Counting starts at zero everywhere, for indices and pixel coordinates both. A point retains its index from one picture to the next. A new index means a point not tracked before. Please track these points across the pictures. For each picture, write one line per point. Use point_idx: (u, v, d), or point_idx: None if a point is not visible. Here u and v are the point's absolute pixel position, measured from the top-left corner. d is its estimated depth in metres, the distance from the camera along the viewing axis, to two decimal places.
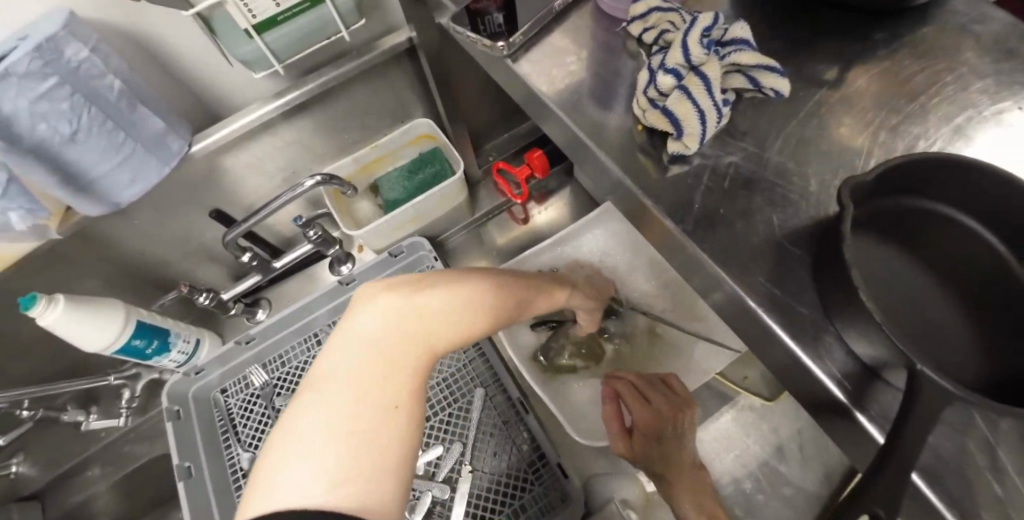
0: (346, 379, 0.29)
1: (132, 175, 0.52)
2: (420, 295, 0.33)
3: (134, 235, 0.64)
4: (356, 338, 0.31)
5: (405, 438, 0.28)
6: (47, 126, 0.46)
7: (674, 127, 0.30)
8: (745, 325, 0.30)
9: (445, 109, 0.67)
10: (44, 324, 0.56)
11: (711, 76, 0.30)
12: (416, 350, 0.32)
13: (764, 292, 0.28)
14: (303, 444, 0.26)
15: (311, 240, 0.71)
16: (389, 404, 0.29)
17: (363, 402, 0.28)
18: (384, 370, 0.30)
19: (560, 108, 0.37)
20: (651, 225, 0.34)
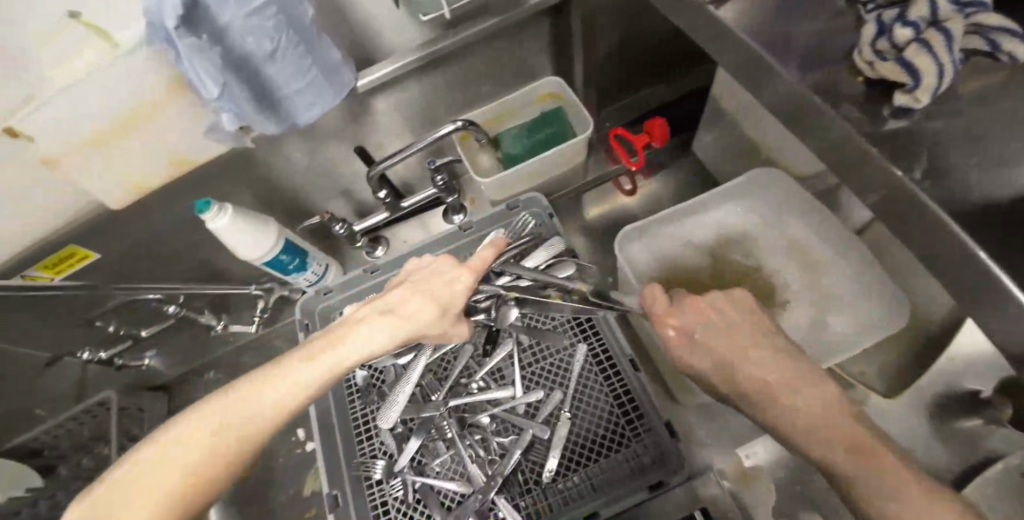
0: (194, 438, 0.36)
1: (311, 99, 0.57)
2: (309, 365, 0.40)
3: (287, 159, 0.70)
4: (224, 416, 0.38)
5: (218, 476, 0.38)
6: (253, 42, 0.50)
7: (910, 78, 0.32)
8: (955, 279, 0.31)
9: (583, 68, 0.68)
10: (212, 227, 0.62)
11: (954, 30, 0.31)
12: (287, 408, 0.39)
13: (993, 244, 0.29)
14: (133, 488, 0.35)
15: (437, 185, 0.75)
16: (215, 455, 0.37)
17: (195, 444, 0.36)
18: (201, 433, 0.37)
19: (764, 56, 0.38)
20: (854, 176, 0.34)
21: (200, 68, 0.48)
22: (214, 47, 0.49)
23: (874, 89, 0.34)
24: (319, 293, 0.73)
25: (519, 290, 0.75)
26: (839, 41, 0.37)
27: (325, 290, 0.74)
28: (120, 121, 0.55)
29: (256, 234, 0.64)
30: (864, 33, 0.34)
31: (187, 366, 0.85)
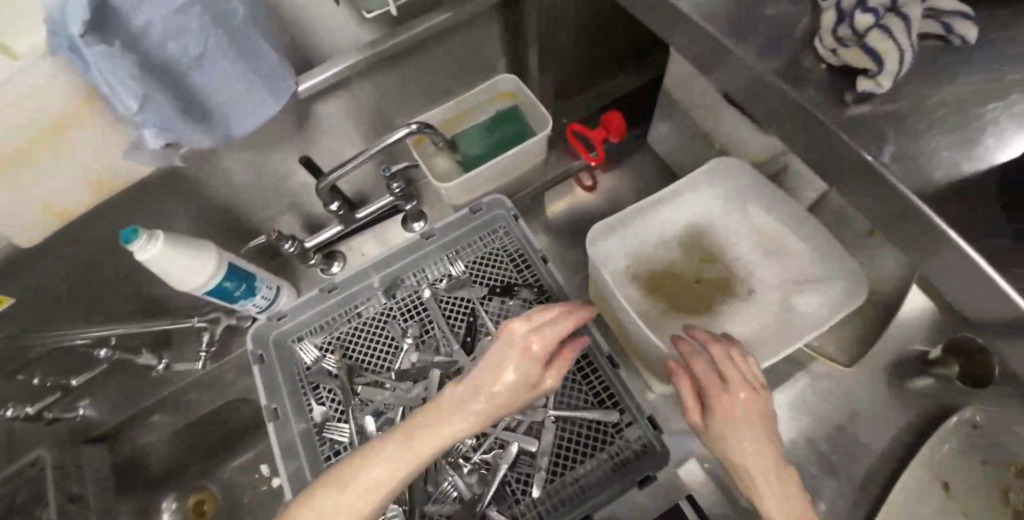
0: None
1: (248, 106, 0.51)
2: (349, 485, 0.41)
3: (227, 177, 0.64)
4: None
5: None
6: (176, 46, 0.44)
7: (874, 63, 0.32)
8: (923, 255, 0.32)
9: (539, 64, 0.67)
10: (144, 259, 0.56)
11: (913, 16, 0.32)
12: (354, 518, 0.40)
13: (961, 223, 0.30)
14: None
15: (394, 194, 0.72)
16: None
17: None
18: None
19: (729, 40, 0.37)
20: (827, 162, 0.35)
21: (116, 78, 0.42)
22: (130, 55, 0.42)
23: (838, 73, 0.35)
24: (272, 318, 0.68)
25: (490, 296, 0.72)
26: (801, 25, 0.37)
27: (279, 314, 0.69)
28: (37, 144, 0.48)
29: (198, 263, 0.60)
30: (825, 21, 0.35)
31: (128, 411, 0.77)
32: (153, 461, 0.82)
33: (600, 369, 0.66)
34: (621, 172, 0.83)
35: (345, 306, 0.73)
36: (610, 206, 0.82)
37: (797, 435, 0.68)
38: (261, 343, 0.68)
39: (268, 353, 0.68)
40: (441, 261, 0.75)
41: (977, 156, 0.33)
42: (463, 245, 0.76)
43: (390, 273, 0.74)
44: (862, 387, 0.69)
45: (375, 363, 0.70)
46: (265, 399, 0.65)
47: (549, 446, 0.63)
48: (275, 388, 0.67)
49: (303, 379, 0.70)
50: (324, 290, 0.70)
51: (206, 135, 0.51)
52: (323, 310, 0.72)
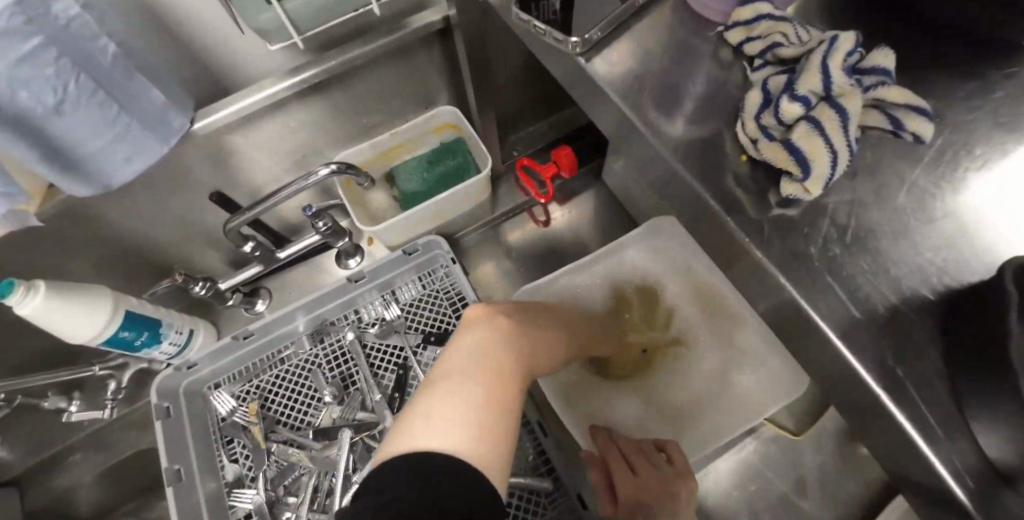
0: (454, 375, 0.36)
1: (128, 153, 0.46)
2: (468, 342, 0.40)
3: (131, 217, 0.58)
4: (456, 364, 0.37)
5: (499, 441, 0.34)
6: (28, 95, 0.39)
7: (799, 168, 0.26)
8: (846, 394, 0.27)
9: (478, 99, 0.61)
10: (21, 313, 0.51)
11: (851, 110, 0.26)
12: (509, 372, 0.38)
13: (882, 368, 0.25)
14: (431, 414, 0.33)
15: (320, 231, 0.65)
16: (469, 398, 0.34)
17: (459, 396, 0.34)
18: (481, 378, 0.36)
19: (643, 125, 0.32)
20: (746, 271, 0.30)
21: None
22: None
23: (761, 169, 0.30)
24: (180, 368, 0.62)
25: (424, 345, 0.67)
26: (725, 106, 0.33)
27: (188, 364, 0.63)
28: None
29: (87, 316, 0.54)
30: (750, 103, 0.29)
31: (36, 457, 0.71)
32: (70, 504, 0.77)
33: (536, 434, 0.60)
34: (576, 208, 0.78)
35: (267, 352, 0.67)
36: (563, 245, 0.77)
37: (746, 509, 0.62)
38: (169, 395, 0.62)
39: (176, 405, 0.63)
40: (374, 304, 0.70)
41: (929, 277, 0.27)
42: (399, 287, 0.70)
43: (318, 316, 0.68)
44: (818, 454, 0.64)
45: (293, 417, 0.66)
46: (166, 459, 0.58)
47: None
48: (183, 443, 0.61)
49: (216, 432, 0.65)
50: (238, 338, 0.64)
51: (80, 183, 0.46)
52: (243, 356, 0.66)
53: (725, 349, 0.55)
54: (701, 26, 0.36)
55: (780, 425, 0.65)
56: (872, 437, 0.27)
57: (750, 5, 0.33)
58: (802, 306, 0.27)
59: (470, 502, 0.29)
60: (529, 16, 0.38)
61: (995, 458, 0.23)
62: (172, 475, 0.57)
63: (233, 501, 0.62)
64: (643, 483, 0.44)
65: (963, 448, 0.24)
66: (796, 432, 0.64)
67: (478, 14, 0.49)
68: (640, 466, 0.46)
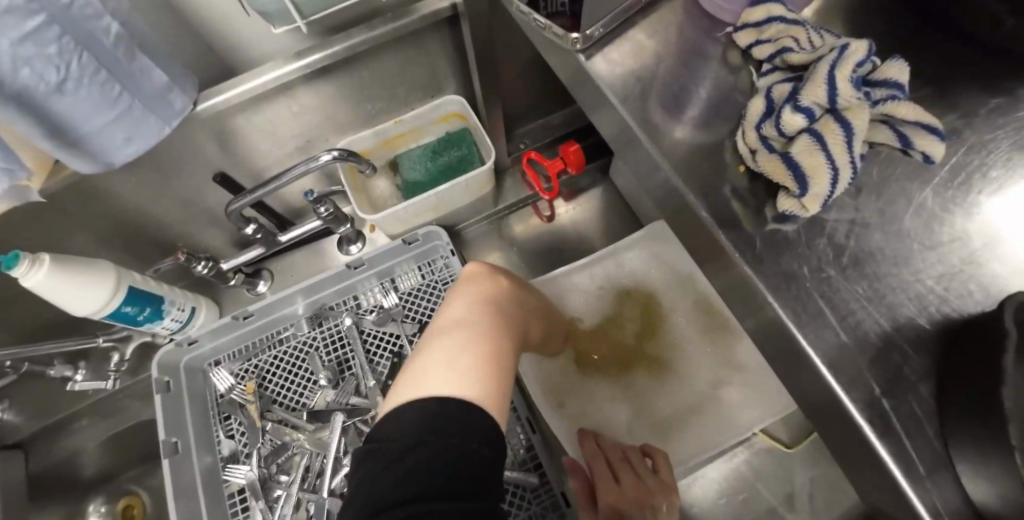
0: (454, 327, 0.40)
1: (127, 133, 0.46)
2: (463, 298, 0.43)
3: (135, 194, 0.59)
4: (455, 318, 0.41)
5: (501, 378, 0.37)
6: (31, 72, 0.39)
7: (798, 184, 0.25)
8: (829, 422, 0.26)
9: (484, 89, 0.60)
10: (27, 284, 0.52)
11: (857, 126, 0.25)
12: (502, 323, 0.42)
13: (869, 399, 0.24)
14: (440, 360, 0.36)
15: (321, 217, 0.65)
16: (470, 343, 0.38)
17: (462, 345, 0.37)
18: (478, 327, 0.39)
19: (640, 129, 0.31)
20: (734, 289, 0.29)
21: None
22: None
23: (759, 182, 0.28)
24: (180, 344, 0.63)
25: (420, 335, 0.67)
26: (727, 113, 0.31)
27: (189, 339, 0.64)
28: None
29: (91, 289, 0.55)
30: (753, 111, 0.28)
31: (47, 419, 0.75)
32: (75, 467, 0.80)
33: (526, 430, 0.60)
34: (581, 204, 0.77)
35: (267, 333, 0.68)
36: (565, 242, 0.76)
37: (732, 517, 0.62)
38: (170, 370, 0.63)
39: (176, 379, 0.64)
40: (373, 291, 0.70)
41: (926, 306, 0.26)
42: (399, 276, 0.70)
43: (316, 301, 0.68)
44: (809, 467, 0.64)
45: (289, 398, 0.67)
46: (163, 431, 0.60)
47: None
48: (181, 417, 0.63)
49: (214, 408, 0.67)
50: (237, 318, 0.65)
51: (81, 158, 0.46)
52: (242, 336, 0.67)
53: (717, 365, 0.55)
54: (709, 27, 0.35)
55: (772, 436, 0.64)
56: (855, 470, 0.26)
57: (763, 6, 0.31)
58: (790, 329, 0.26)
59: (484, 427, 0.33)
60: (533, 10, 0.37)
61: (981, 504, 0.22)
62: (168, 447, 0.58)
63: (227, 475, 0.63)
64: (622, 491, 0.43)
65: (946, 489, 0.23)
66: (786, 444, 0.64)
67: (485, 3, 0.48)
68: (624, 475, 0.45)
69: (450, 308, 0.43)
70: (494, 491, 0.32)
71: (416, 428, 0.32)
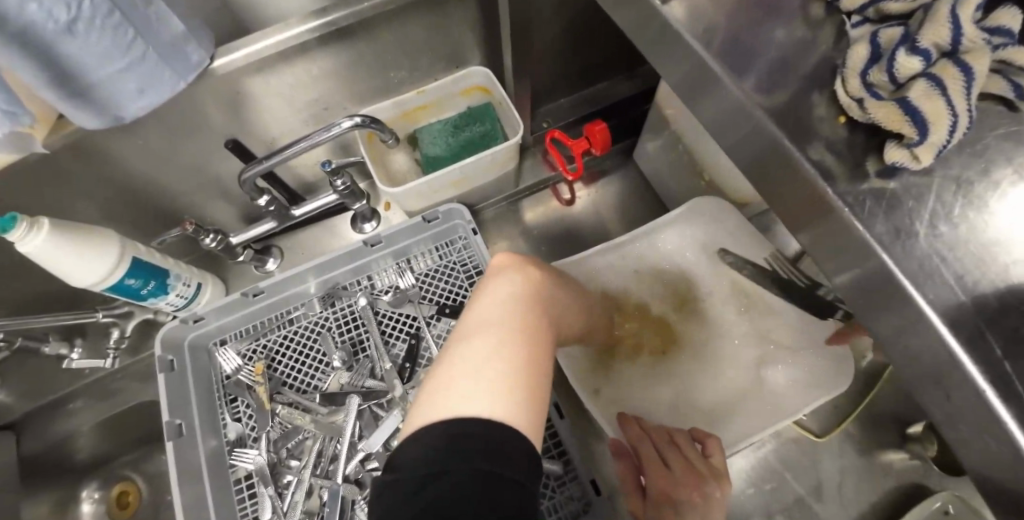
0: (486, 330, 0.36)
1: (140, 84, 0.43)
2: (492, 299, 0.40)
3: (141, 159, 0.56)
4: (485, 318, 0.38)
5: (535, 396, 0.34)
6: (40, 9, 0.35)
7: (914, 132, 0.22)
8: (933, 392, 0.24)
9: (515, 57, 0.57)
10: (24, 250, 0.48)
11: (978, 69, 0.22)
12: (539, 329, 0.38)
13: (992, 367, 0.22)
14: (469, 372, 0.33)
15: (338, 190, 0.62)
16: (503, 353, 0.34)
17: (497, 355, 0.34)
18: (510, 332, 0.36)
19: (717, 77, 0.29)
20: (825, 250, 0.26)
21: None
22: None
23: (856, 134, 0.26)
24: (187, 321, 0.60)
25: (437, 317, 0.64)
26: (812, 63, 0.29)
27: (196, 317, 0.61)
28: None
29: (94, 257, 0.52)
30: (853, 56, 0.25)
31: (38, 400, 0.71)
32: (66, 451, 0.76)
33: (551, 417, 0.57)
34: (603, 186, 0.74)
35: (276, 312, 0.65)
36: (587, 224, 0.73)
37: (759, 508, 0.60)
38: (174, 349, 0.60)
39: (180, 358, 0.60)
40: (388, 271, 0.67)
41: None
42: (416, 256, 0.67)
43: (330, 279, 0.65)
44: (837, 458, 0.62)
45: (299, 380, 0.64)
46: (167, 413, 0.56)
47: None
48: (186, 398, 0.59)
49: (220, 390, 0.63)
50: (246, 295, 0.62)
51: (89, 112, 0.43)
52: (251, 315, 0.64)
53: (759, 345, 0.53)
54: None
55: (801, 425, 0.62)
56: None
57: None
58: (896, 290, 0.23)
59: (515, 459, 0.29)
60: None
61: None
62: (173, 429, 0.55)
63: (233, 460, 0.60)
64: (673, 477, 0.42)
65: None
66: (816, 433, 0.62)
67: None
68: (670, 458, 0.43)
69: (481, 306, 0.40)
70: (529, 516, 0.29)
71: (439, 452, 0.29)
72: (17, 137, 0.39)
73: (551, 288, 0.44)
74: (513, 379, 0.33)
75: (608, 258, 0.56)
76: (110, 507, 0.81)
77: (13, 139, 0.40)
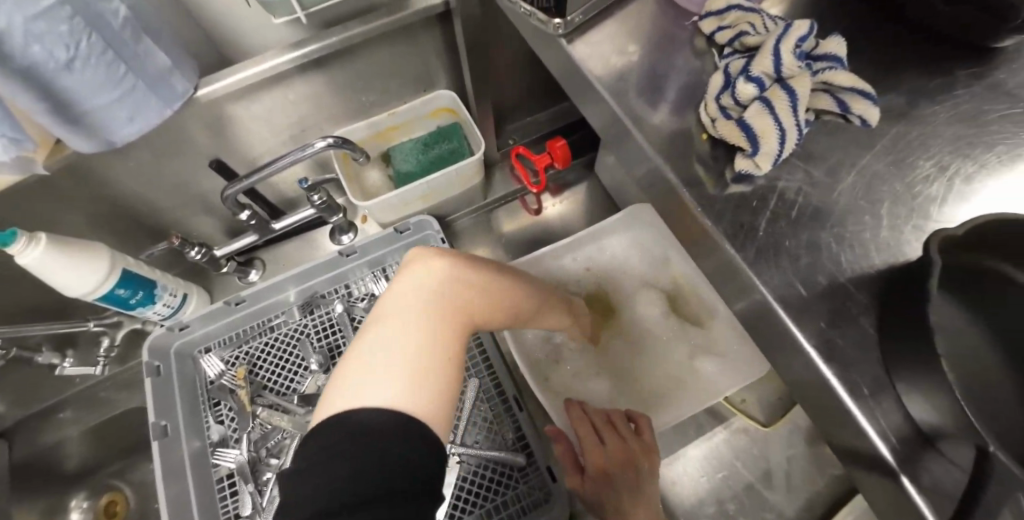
0: (394, 326, 0.32)
1: (131, 112, 0.48)
2: (401, 286, 0.34)
3: (131, 179, 0.60)
4: (399, 298, 0.34)
5: (447, 383, 0.31)
6: (42, 49, 0.41)
7: (750, 143, 0.29)
8: (788, 357, 0.29)
9: (475, 83, 0.63)
10: (21, 261, 0.53)
11: (800, 91, 0.28)
12: (454, 323, 0.33)
13: (820, 334, 0.27)
14: (373, 358, 0.31)
15: (315, 205, 0.67)
16: (410, 342, 0.31)
17: (402, 347, 0.31)
18: (424, 324, 0.32)
19: (616, 101, 0.34)
20: (704, 243, 0.31)
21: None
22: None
23: (723, 147, 0.31)
24: (173, 329, 0.64)
25: None
26: (695, 89, 0.34)
27: (181, 325, 0.65)
28: None
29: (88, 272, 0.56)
30: (713, 84, 0.31)
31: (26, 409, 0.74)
32: (56, 459, 0.79)
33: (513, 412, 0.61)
34: (567, 198, 0.80)
35: (258, 319, 0.70)
36: (551, 233, 0.78)
37: (712, 495, 0.64)
38: (160, 355, 0.64)
39: (166, 364, 0.64)
40: (364, 280, 0.72)
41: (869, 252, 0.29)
42: (390, 265, 0.72)
43: (308, 288, 0.70)
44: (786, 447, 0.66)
45: (280, 384, 0.68)
46: (153, 414, 0.60)
47: (450, 487, 0.60)
48: (171, 401, 0.63)
49: (204, 394, 0.67)
50: (230, 304, 0.66)
51: (85, 138, 0.48)
52: (233, 322, 0.69)
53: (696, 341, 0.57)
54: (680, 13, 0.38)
55: (751, 416, 0.67)
56: (813, 404, 0.29)
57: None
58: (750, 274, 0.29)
59: (420, 443, 0.29)
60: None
61: (920, 420, 0.24)
62: (158, 430, 0.59)
63: (216, 459, 0.64)
64: (609, 456, 0.47)
65: (888, 408, 0.25)
66: (764, 423, 0.66)
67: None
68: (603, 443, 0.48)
69: (393, 295, 0.34)
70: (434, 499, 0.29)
71: (336, 440, 0.28)
72: (22, 161, 0.44)
73: (484, 293, 0.36)
74: (420, 364, 0.30)
75: (563, 260, 0.61)
76: (98, 514, 0.84)
77: (19, 162, 0.45)
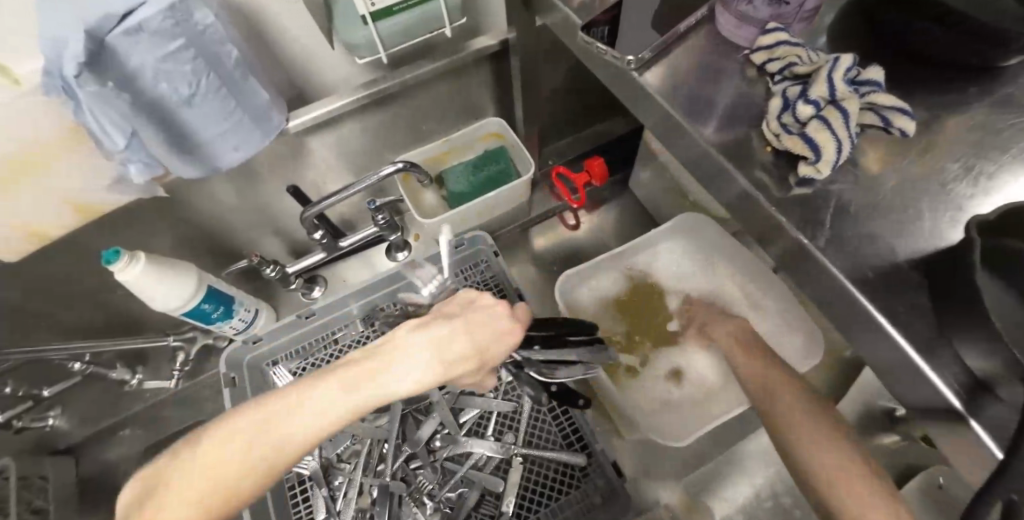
0: (194, 466, 0.35)
1: (236, 142, 0.53)
2: (184, 450, 0.36)
3: (215, 203, 0.66)
4: (206, 462, 0.35)
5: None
6: (168, 86, 0.46)
7: (812, 152, 0.35)
8: (855, 329, 0.34)
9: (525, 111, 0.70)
10: (122, 279, 0.56)
11: (850, 110, 0.34)
12: (234, 440, 0.35)
13: (884, 305, 0.32)
14: (176, 495, 0.34)
15: (378, 224, 0.72)
16: (205, 470, 0.35)
17: (185, 499, 0.34)
18: (207, 444, 0.36)
19: (685, 121, 0.40)
20: (772, 237, 0.37)
21: (104, 115, 0.43)
22: (123, 93, 0.44)
23: (784, 156, 0.37)
24: (248, 341, 0.69)
25: None
26: (752, 109, 0.41)
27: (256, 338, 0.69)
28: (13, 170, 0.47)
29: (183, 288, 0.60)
30: (773, 106, 0.37)
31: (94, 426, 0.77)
32: (115, 476, 0.81)
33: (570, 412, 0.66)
34: (604, 215, 0.85)
35: (324, 333, 0.75)
36: (589, 247, 0.84)
37: None
38: (235, 367, 0.68)
39: (241, 376, 0.69)
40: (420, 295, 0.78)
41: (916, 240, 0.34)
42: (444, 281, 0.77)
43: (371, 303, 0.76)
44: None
45: None
46: None
47: (515, 488, 0.64)
48: None
49: None
50: (301, 317, 0.71)
51: (194, 167, 0.53)
52: (301, 336, 0.73)
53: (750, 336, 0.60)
54: (732, 47, 0.45)
55: None
56: (879, 367, 0.34)
57: (771, 34, 0.41)
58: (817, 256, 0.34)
59: None
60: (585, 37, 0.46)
61: (977, 372, 0.29)
62: None
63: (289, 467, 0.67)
64: None
65: (948, 362, 0.30)
66: None
67: (535, 34, 0.60)
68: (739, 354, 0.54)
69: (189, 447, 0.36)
70: None
71: None
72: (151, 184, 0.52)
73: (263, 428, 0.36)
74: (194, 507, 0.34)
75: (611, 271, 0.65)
76: None
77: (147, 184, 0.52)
